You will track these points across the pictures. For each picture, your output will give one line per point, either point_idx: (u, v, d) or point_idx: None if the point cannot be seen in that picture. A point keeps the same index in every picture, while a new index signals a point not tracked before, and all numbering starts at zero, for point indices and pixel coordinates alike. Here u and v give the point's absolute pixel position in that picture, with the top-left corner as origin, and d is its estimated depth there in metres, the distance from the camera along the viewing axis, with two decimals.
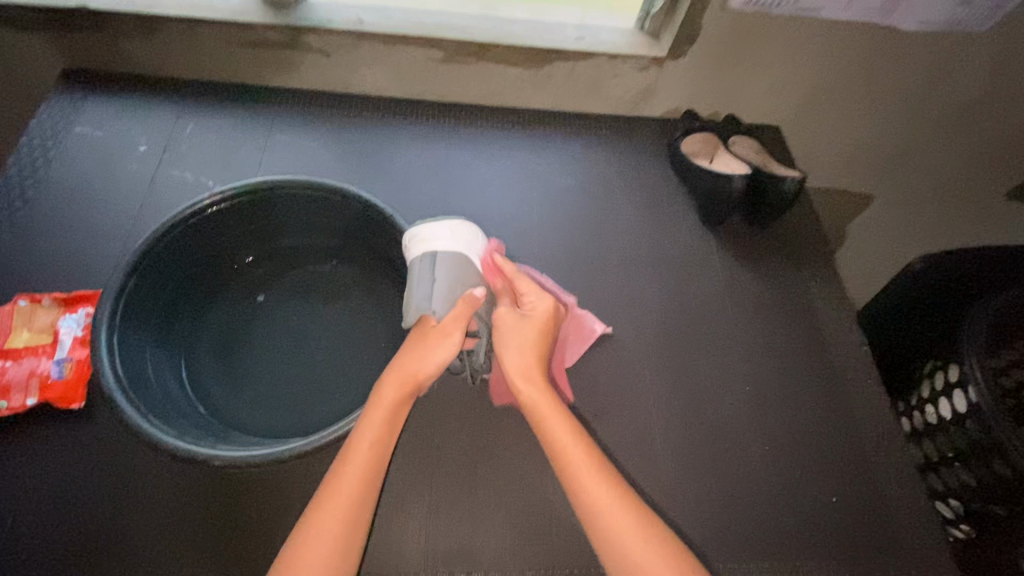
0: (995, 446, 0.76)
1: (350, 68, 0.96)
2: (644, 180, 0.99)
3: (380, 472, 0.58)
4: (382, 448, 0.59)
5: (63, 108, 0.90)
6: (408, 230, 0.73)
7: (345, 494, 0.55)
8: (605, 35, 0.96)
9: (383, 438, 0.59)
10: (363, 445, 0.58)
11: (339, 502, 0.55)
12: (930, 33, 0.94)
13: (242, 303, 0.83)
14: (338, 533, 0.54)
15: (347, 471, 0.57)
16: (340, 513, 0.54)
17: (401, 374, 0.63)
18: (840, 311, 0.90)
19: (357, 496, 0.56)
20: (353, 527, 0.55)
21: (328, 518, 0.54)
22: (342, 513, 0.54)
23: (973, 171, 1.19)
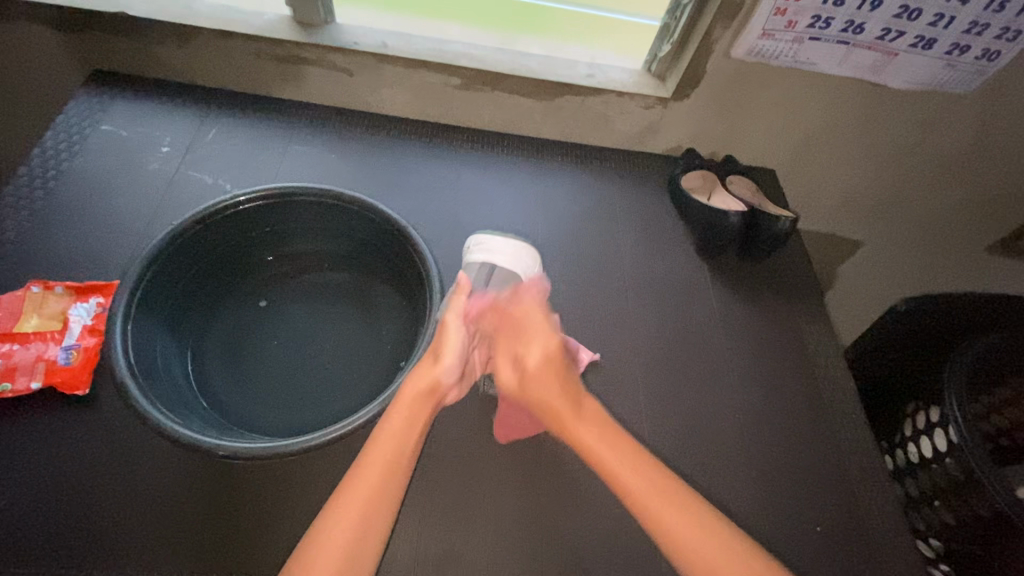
0: (972, 484, 0.79)
1: (372, 88, 1.00)
2: (645, 211, 1.03)
3: (402, 462, 0.60)
4: (408, 440, 0.61)
5: (92, 106, 0.93)
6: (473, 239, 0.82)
7: (369, 485, 0.57)
8: (614, 74, 1.01)
9: (408, 433, 0.61)
10: (389, 436, 0.61)
11: (356, 504, 0.56)
12: (917, 91, 1.00)
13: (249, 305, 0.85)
14: (360, 522, 0.55)
15: (370, 461, 0.59)
16: (364, 501, 0.56)
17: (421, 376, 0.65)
18: (828, 345, 0.94)
19: (381, 488, 0.57)
20: (377, 515, 0.56)
21: (353, 507, 0.56)
22: (367, 501, 0.56)
23: (956, 223, 1.25)
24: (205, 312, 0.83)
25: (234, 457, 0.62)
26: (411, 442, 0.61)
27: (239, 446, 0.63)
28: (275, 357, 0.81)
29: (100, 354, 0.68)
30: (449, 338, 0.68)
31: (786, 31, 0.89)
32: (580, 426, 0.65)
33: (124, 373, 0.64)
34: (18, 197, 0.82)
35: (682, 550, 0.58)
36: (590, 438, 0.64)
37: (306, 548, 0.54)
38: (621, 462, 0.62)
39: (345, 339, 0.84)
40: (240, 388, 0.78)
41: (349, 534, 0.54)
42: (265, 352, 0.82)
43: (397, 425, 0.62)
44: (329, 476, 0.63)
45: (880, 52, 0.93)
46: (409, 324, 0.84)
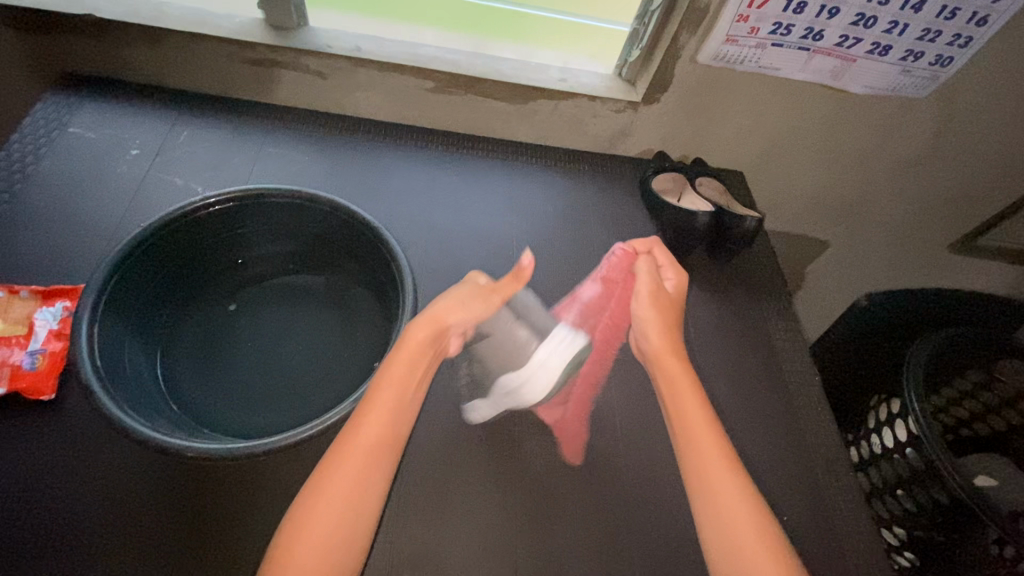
0: (932, 474, 0.82)
1: (346, 91, 1.01)
2: (618, 212, 1.05)
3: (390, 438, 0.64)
4: (395, 405, 0.66)
5: (59, 109, 0.92)
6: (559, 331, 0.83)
7: (365, 451, 0.61)
8: (586, 78, 1.03)
9: (396, 401, 0.67)
10: (385, 398, 0.67)
11: (347, 476, 0.59)
12: (876, 95, 1.04)
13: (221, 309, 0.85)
14: (358, 486, 0.59)
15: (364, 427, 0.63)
16: (362, 466, 0.60)
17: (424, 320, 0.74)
18: (795, 341, 0.97)
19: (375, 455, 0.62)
20: (371, 478, 0.61)
21: (352, 470, 0.60)
22: (365, 466, 0.61)
23: (917, 223, 1.30)
24: (175, 316, 0.83)
25: (204, 459, 0.62)
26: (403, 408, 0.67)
27: (210, 448, 0.63)
28: (248, 360, 0.82)
29: (66, 358, 0.67)
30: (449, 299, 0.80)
31: (749, 37, 0.92)
32: (690, 403, 0.73)
33: (92, 377, 0.64)
34: None
35: (729, 509, 0.64)
36: (692, 413, 0.72)
37: (301, 511, 0.57)
38: (711, 442, 0.69)
39: (318, 342, 0.85)
40: (211, 392, 0.78)
41: (344, 497, 0.58)
42: (238, 356, 0.82)
43: (397, 375, 0.69)
44: (301, 477, 0.63)
45: (839, 59, 0.96)
46: (383, 326, 0.85)
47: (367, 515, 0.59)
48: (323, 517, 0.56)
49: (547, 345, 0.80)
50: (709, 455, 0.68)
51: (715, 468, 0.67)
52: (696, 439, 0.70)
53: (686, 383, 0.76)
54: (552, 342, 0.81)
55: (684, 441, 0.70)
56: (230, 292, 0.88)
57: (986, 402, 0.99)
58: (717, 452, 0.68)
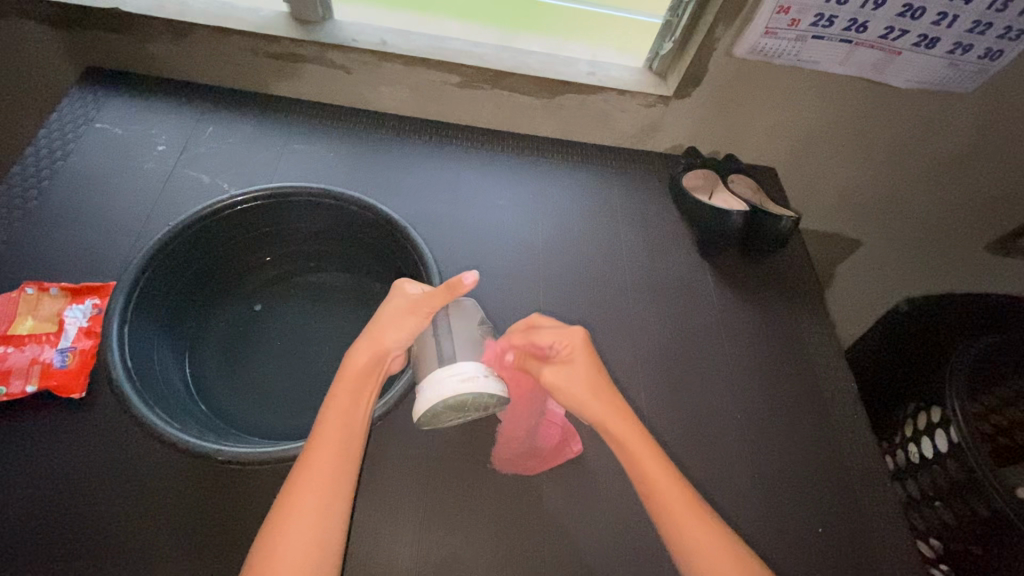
0: (973, 486, 0.79)
1: (370, 85, 0.99)
2: (646, 209, 1.03)
3: (353, 441, 0.59)
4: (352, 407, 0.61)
5: (86, 104, 0.92)
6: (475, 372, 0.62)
7: (325, 455, 0.57)
8: (615, 72, 1.00)
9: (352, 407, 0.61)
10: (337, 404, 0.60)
11: (310, 489, 0.55)
12: (919, 89, 0.99)
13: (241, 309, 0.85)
14: (320, 495, 0.54)
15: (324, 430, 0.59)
16: (323, 473, 0.56)
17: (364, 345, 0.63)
18: (828, 346, 0.94)
19: (337, 460, 0.57)
20: (335, 484, 0.56)
21: (313, 480, 0.55)
22: (329, 472, 0.56)
23: (956, 222, 1.25)
24: (200, 314, 0.82)
25: (232, 462, 0.62)
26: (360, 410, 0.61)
27: (238, 450, 0.62)
28: (274, 361, 0.81)
29: (96, 357, 0.67)
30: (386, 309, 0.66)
31: (789, 29, 0.89)
32: (649, 463, 0.61)
33: (123, 379, 0.63)
34: (12, 197, 0.81)
35: None
36: (654, 473, 0.61)
37: (272, 523, 0.53)
38: (684, 505, 0.59)
39: (343, 342, 0.84)
40: (237, 392, 0.78)
41: (312, 507, 0.54)
42: (263, 357, 0.81)
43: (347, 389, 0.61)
44: None
45: (882, 52, 0.92)
46: None
47: (337, 523, 0.54)
48: (288, 539, 0.52)
49: (457, 363, 0.63)
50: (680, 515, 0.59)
51: (696, 527, 0.58)
52: (666, 504, 0.59)
53: (634, 438, 0.63)
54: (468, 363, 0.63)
55: (655, 505, 0.60)
56: (254, 291, 0.87)
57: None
58: (689, 508, 0.59)
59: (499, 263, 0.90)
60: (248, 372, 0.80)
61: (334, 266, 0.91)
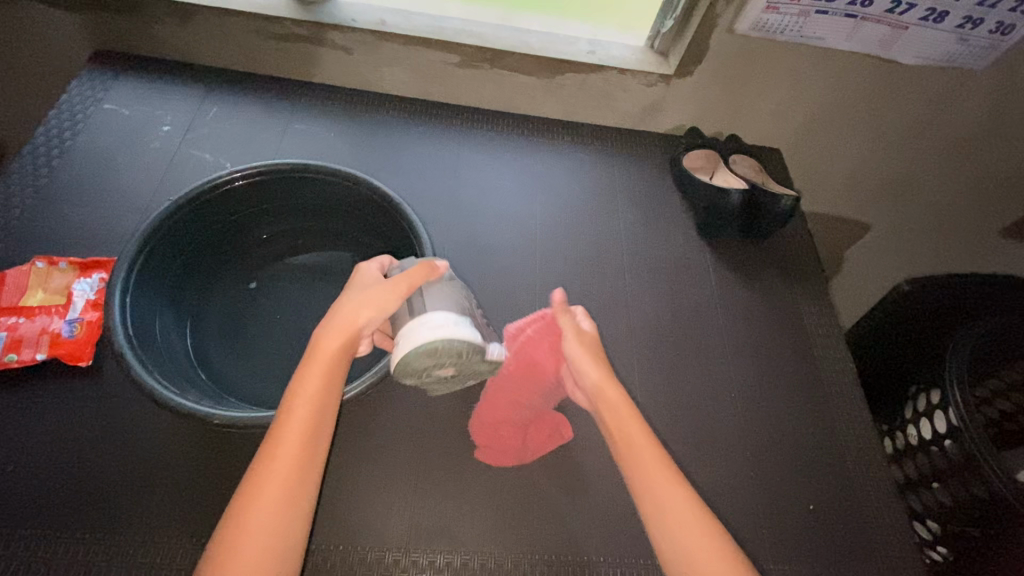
0: (970, 468, 0.79)
1: (371, 66, 1.00)
2: (645, 190, 1.02)
3: (319, 434, 0.58)
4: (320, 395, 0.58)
5: (95, 85, 0.94)
6: (438, 324, 0.62)
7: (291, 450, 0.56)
8: (616, 51, 1.00)
9: (320, 399, 0.58)
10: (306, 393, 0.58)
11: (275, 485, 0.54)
12: (928, 66, 0.97)
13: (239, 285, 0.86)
14: (284, 493, 0.54)
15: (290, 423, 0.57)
16: (286, 472, 0.55)
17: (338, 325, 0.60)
18: (828, 327, 0.93)
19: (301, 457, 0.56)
20: (299, 485, 0.55)
21: (276, 476, 0.54)
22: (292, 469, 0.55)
23: (968, 205, 1.22)
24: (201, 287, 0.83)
25: (226, 425, 0.63)
26: (330, 400, 0.59)
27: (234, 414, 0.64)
28: (275, 334, 0.82)
29: (103, 329, 0.68)
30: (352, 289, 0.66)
31: (791, 5, 0.87)
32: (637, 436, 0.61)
33: (124, 344, 0.65)
34: (23, 175, 0.83)
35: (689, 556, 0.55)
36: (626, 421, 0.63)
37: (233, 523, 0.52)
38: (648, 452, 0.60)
39: None
40: (239, 362, 0.80)
41: (277, 505, 0.53)
42: (264, 330, 0.83)
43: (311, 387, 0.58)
44: None
45: (888, 26, 0.90)
46: None
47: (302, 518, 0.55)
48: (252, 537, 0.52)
49: (428, 313, 0.64)
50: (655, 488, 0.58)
51: (664, 490, 0.58)
52: (632, 449, 0.61)
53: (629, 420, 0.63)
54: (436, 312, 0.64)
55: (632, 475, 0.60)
56: (253, 268, 0.88)
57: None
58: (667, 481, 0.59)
59: (496, 242, 0.91)
60: (249, 345, 0.82)
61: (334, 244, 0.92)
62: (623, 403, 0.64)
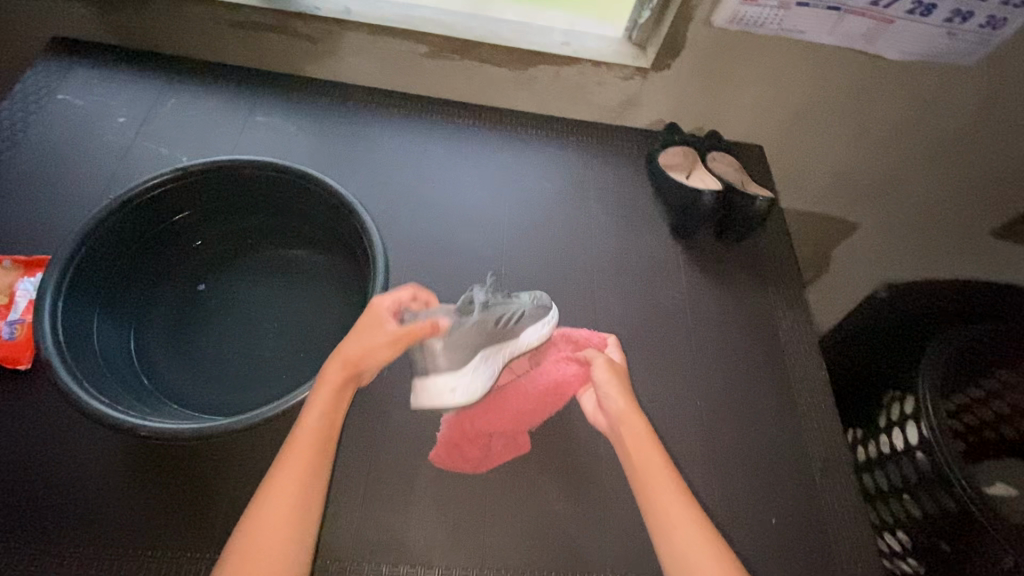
0: (940, 480, 0.76)
1: (336, 56, 0.96)
2: (620, 189, 0.99)
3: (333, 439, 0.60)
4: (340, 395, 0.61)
5: (49, 73, 0.91)
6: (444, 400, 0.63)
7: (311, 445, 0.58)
8: (591, 42, 0.96)
9: (337, 397, 0.61)
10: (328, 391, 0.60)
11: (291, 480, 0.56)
12: (916, 62, 0.93)
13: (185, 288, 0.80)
14: (303, 485, 0.56)
15: (306, 428, 0.59)
16: (304, 462, 0.57)
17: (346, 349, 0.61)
18: (803, 333, 0.90)
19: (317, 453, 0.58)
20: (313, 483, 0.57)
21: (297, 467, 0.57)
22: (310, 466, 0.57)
23: (958, 206, 1.19)
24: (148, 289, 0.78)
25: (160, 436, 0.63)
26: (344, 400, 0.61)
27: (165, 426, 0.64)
28: (225, 338, 0.77)
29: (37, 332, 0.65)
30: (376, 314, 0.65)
31: None
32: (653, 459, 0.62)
33: (49, 352, 0.62)
34: None
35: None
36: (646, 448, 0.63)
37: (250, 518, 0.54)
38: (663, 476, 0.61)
39: (297, 318, 0.79)
40: (184, 367, 0.75)
41: (289, 506, 0.55)
42: (213, 334, 0.77)
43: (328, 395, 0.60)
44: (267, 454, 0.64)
45: (873, 20, 0.86)
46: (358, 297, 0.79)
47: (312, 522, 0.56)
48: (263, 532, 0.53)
49: (435, 379, 0.64)
50: (673, 511, 0.59)
51: (676, 517, 0.59)
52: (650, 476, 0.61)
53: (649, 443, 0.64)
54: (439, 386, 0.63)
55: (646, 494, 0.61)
56: (200, 270, 0.81)
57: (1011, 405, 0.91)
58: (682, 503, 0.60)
59: (461, 241, 0.88)
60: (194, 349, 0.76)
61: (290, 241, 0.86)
62: (635, 418, 0.65)
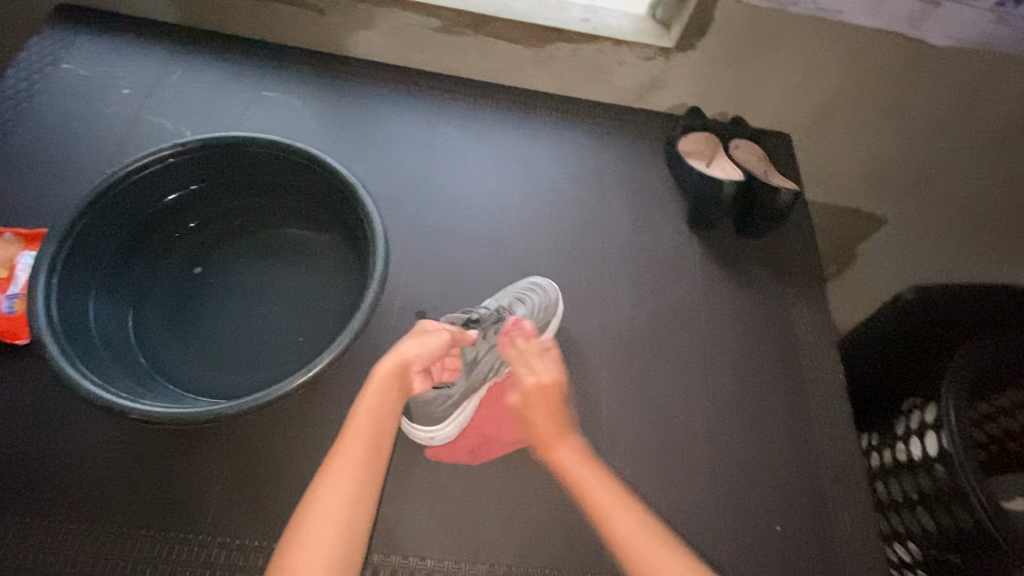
0: (956, 495, 0.73)
1: (346, 29, 0.93)
2: (635, 176, 0.95)
3: (382, 444, 0.59)
4: (384, 410, 0.61)
5: (55, 42, 0.89)
6: (419, 436, 0.68)
7: (352, 458, 0.57)
8: (612, 20, 0.91)
9: (384, 402, 0.62)
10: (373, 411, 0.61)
11: (342, 487, 0.55)
12: (961, 48, 0.87)
13: (179, 271, 0.77)
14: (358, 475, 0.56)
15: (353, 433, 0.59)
16: (353, 468, 0.56)
17: (381, 372, 0.63)
18: (819, 334, 0.86)
19: (359, 468, 0.57)
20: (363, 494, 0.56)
21: (342, 484, 0.55)
22: (355, 478, 0.56)
23: (995, 203, 1.12)
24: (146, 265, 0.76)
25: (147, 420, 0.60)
26: (390, 415, 0.61)
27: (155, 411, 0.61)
28: (222, 316, 0.75)
29: (28, 310, 0.63)
30: (417, 355, 0.65)
31: None
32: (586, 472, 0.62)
33: (41, 327, 0.62)
34: None
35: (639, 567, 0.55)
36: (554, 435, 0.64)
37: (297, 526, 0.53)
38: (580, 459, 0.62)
39: (293, 298, 0.77)
40: (179, 346, 0.73)
41: (337, 514, 0.53)
42: (209, 312, 0.75)
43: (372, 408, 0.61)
44: (263, 440, 0.65)
45: (918, 1, 0.80)
46: (358, 281, 0.78)
47: (360, 532, 0.54)
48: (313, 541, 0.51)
49: (420, 420, 0.68)
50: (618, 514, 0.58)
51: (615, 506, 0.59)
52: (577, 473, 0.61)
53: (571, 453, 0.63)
54: (416, 423, 0.68)
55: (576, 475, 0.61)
56: (192, 253, 0.78)
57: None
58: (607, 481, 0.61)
59: (468, 226, 0.86)
60: (191, 327, 0.74)
61: (285, 220, 0.83)
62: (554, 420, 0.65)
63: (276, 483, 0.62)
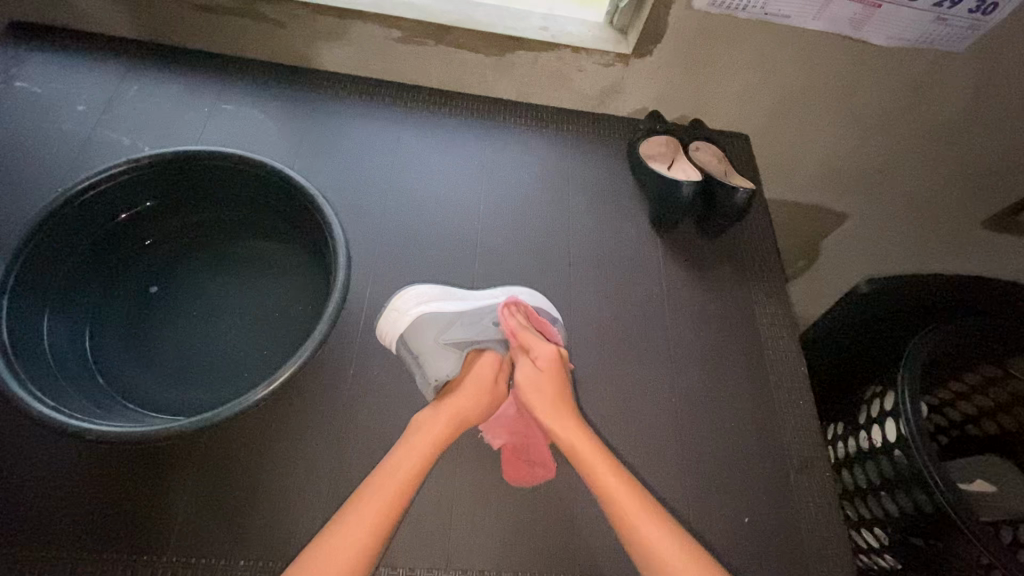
0: (917, 480, 0.75)
1: (306, 40, 0.93)
2: (599, 179, 0.97)
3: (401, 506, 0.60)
4: (409, 464, 0.63)
5: (6, 59, 0.87)
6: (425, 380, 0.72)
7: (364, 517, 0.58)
8: (571, 27, 0.93)
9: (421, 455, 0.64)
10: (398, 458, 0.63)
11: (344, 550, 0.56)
12: (904, 48, 0.90)
13: (132, 289, 0.76)
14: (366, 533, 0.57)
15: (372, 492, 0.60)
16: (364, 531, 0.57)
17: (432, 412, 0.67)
18: (782, 327, 0.88)
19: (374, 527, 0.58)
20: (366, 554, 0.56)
21: (345, 539, 0.56)
22: (365, 536, 0.57)
23: (947, 195, 1.16)
24: (101, 284, 0.76)
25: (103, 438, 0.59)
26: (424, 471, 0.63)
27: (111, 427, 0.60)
28: (180, 331, 0.74)
29: None
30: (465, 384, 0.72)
31: None
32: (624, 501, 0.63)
33: None
34: None
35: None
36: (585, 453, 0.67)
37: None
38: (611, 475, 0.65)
39: (255, 311, 0.77)
40: (137, 364, 0.72)
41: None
42: (167, 329, 0.74)
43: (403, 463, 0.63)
44: (227, 457, 0.64)
45: (860, 4, 0.83)
46: (321, 291, 0.78)
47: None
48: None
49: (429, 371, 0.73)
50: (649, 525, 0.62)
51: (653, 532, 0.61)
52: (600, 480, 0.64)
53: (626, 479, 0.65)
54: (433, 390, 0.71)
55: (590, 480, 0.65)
56: (148, 271, 0.77)
57: (1011, 393, 0.89)
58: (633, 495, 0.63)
59: (434, 233, 0.86)
60: (150, 344, 0.73)
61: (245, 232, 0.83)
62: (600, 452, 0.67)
63: (243, 499, 0.62)
